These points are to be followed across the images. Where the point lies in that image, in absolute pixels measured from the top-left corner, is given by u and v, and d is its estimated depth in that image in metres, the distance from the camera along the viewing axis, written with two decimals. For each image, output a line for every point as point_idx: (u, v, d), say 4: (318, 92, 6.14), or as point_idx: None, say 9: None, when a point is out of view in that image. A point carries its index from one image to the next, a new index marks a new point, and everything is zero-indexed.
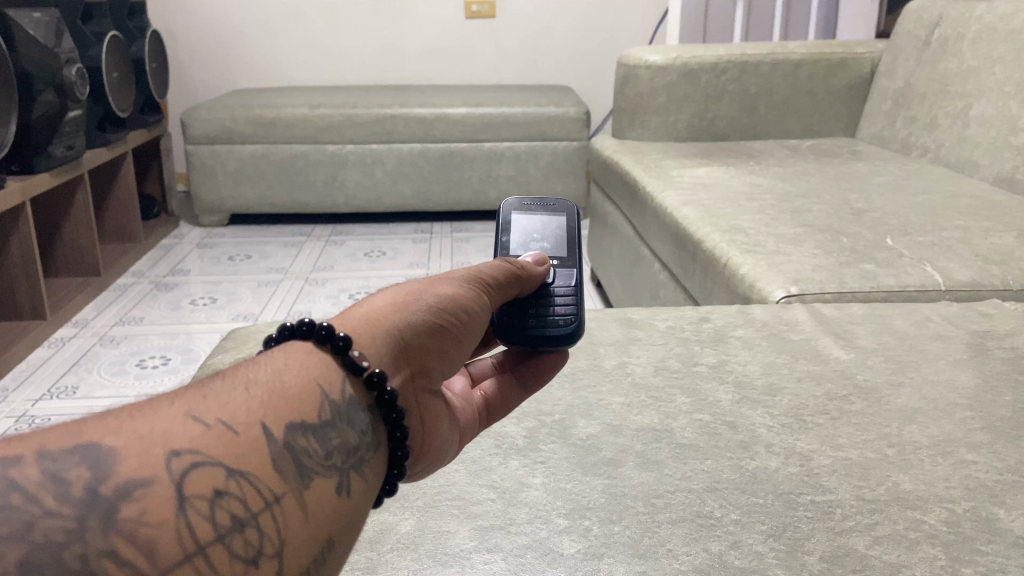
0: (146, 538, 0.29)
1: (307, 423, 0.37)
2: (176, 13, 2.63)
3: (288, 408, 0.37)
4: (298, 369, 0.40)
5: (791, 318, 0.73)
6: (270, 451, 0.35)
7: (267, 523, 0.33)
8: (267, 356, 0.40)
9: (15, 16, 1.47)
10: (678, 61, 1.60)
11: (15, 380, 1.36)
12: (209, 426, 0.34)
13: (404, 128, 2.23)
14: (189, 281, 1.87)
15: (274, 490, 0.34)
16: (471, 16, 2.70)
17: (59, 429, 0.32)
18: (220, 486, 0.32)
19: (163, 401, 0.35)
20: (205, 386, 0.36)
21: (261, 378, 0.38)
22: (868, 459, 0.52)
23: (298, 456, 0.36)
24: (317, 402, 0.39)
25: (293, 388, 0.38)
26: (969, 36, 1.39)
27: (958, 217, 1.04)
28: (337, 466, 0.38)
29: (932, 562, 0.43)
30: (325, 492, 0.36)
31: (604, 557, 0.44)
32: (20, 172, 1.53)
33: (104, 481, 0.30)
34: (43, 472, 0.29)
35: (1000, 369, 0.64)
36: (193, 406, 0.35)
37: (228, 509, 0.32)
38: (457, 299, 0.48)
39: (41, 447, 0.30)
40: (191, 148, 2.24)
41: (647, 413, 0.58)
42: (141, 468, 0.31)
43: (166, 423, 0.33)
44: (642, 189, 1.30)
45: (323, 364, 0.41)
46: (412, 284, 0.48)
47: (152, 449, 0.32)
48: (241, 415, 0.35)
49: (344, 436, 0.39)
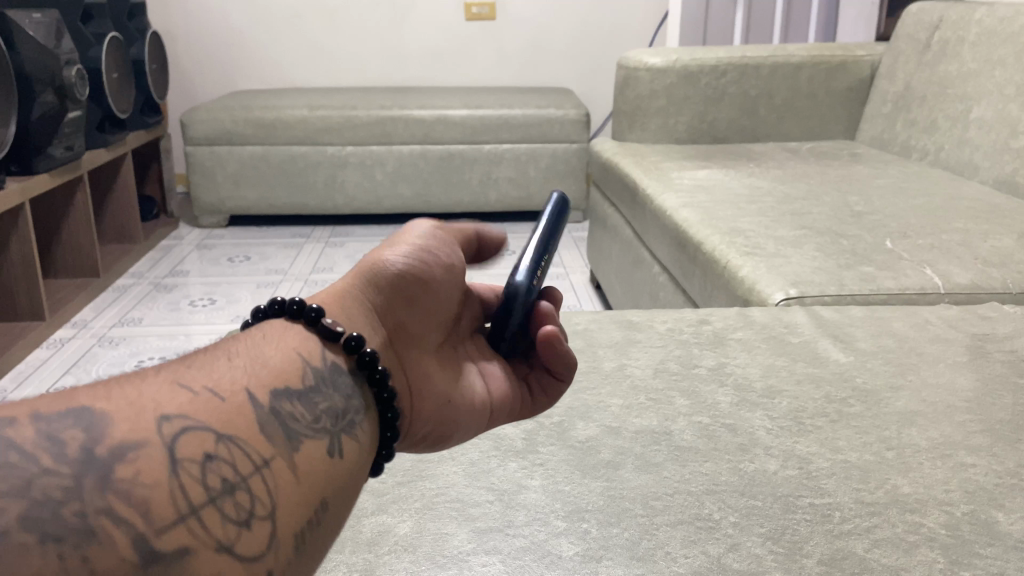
0: (139, 497, 0.30)
1: (291, 389, 0.39)
2: (176, 14, 2.63)
3: (271, 375, 0.39)
4: (278, 342, 0.42)
5: (790, 320, 0.73)
6: (258, 416, 0.36)
7: (258, 486, 0.34)
8: (246, 334, 0.42)
9: (15, 16, 1.47)
10: (678, 63, 1.60)
11: (14, 381, 1.36)
12: (196, 393, 0.35)
13: (404, 130, 2.23)
14: (188, 282, 1.87)
15: (264, 454, 0.35)
16: (472, 18, 2.70)
17: (47, 397, 0.32)
18: (209, 450, 0.33)
19: (150, 371, 0.36)
20: (188, 359, 0.38)
21: (242, 351, 0.40)
22: (868, 461, 0.52)
23: (285, 421, 0.37)
24: (300, 369, 0.40)
25: (275, 358, 0.40)
26: (969, 39, 1.39)
27: (958, 220, 1.04)
28: (326, 430, 0.39)
29: (931, 565, 0.43)
30: (315, 456, 0.37)
31: (603, 559, 0.44)
32: (19, 173, 1.53)
33: (97, 443, 0.30)
34: (36, 432, 0.30)
35: (999, 371, 0.64)
36: (179, 375, 0.36)
37: (218, 472, 0.33)
38: (419, 257, 0.50)
39: (33, 410, 0.31)
40: (191, 150, 2.24)
41: (646, 415, 0.58)
42: (132, 432, 0.32)
43: (154, 390, 0.34)
44: (641, 191, 1.30)
45: (300, 336, 0.43)
46: (372, 252, 0.51)
47: (142, 414, 0.32)
48: (226, 383, 0.37)
49: (330, 402, 0.41)
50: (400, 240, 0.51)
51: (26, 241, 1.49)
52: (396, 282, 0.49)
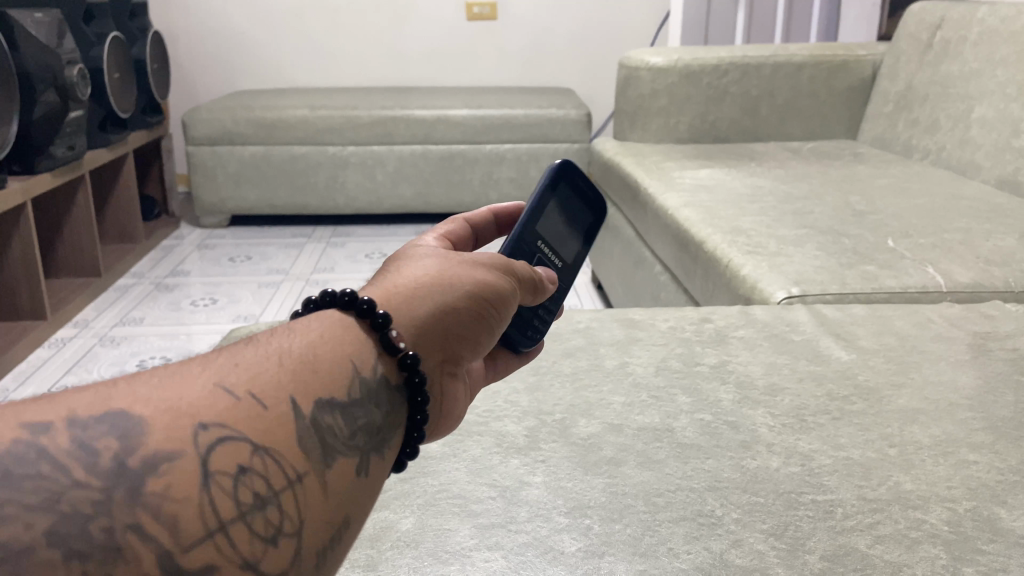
0: (170, 513, 0.29)
1: (336, 400, 0.37)
2: (178, 14, 2.64)
3: (318, 383, 0.36)
4: (332, 343, 0.39)
5: (792, 319, 0.73)
6: (296, 426, 0.34)
7: (288, 503, 0.33)
8: (303, 325, 0.39)
9: (16, 16, 1.47)
10: (680, 63, 1.60)
11: (15, 380, 1.36)
12: (238, 399, 0.33)
13: (406, 129, 2.23)
14: (189, 283, 1.87)
15: (298, 468, 0.34)
16: (473, 18, 2.70)
17: (91, 392, 0.31)
18: (244, 463, 0.32)
19: (196, 366, 0.34)
20: (237, 353, 0.36)
21: (293, 350, 0.37)
22: (869, 459, 0.52)
23: (323, 433, 0.35)
24: (348, 378, 0.38)
25: (325, 364, 0.37)
26: (971, 39, 1.39)
27: (960, 219, 1.03)
28: (360, 446, 0.37)
29: (933, 562, 0.43)
30: (346, 474, 0.36)
31: (605, 555, 0.44)
32: (20, 172, 1.53)
33: (132, 454, 0.30)
34: (71, 438, 0.29)
35: (1002, 370, 0.64)
36: (225, 374, 0.34)
37: (250, 487, 0.32)
38: (494, 289, 0.46)
39: (71, 414, 0.30)
40: (192, 150, 2.24)
41: (648, 412, 0.58)
42: (169, 441, 0.30)
43: (196, 393, 0.33)
44: (642, 191, 1.30)
45: (356, 341, 0.40)
46: (448, 262, 0.46)
47: (179, 422, 0.31)
48: (271, 388, 0.35)
49: (368, 416, 0.39)
50: (471, 267, 0.46)
51: (27, 241, 1.49)
52: (465, 317, 0.44)
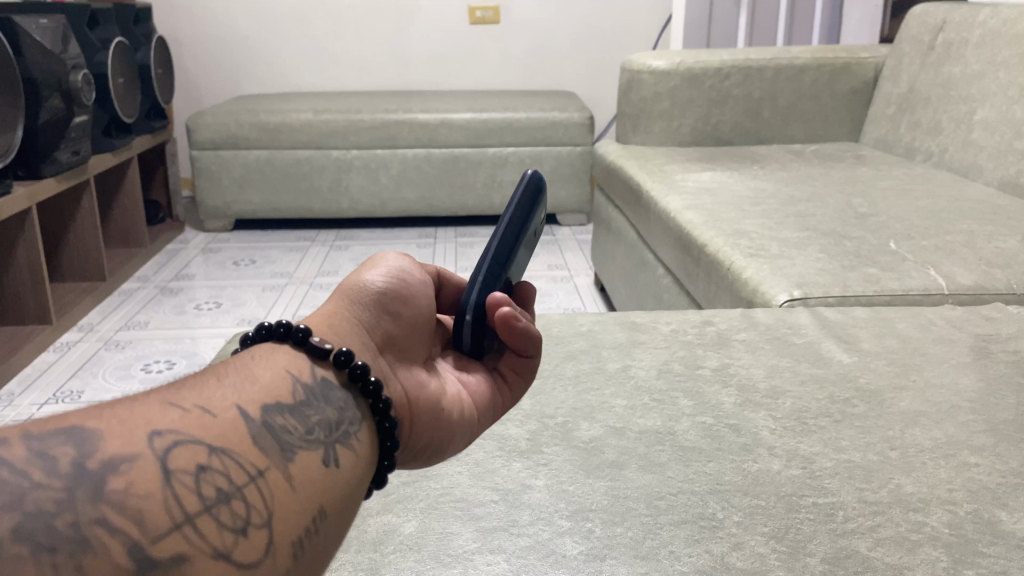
0: (135, 507, 0.30)
1: (283, 404, 0.39)
2: (182, 20, 2.65)
3: (260, 392, 0.39)
4: (266, 361, 0.41)
5: (794, 322, 0.74)
6: (249, 430, 0.36)
7: (252, 494, 0.34)
8: (237, 356, 0.42)
9: (22, 21, 1.48)
10: (682, 66, 1.60)
11: (21, 385, 1.37)
12: (187, 410, 0.35)
13: (409, 133, 2.24)
14: (193, 286, 1.88)
15: (257, 465, 0.35)
16: (476, 22, 2.71)
17: (39, 419, 0.32)
18: (204, 462, 0.33)
19: (140, 394, 0.36)
20: (179, 380, 0.38)
21: (232, 371, 0.39)
22: (871, 461, 0.52)
23: (277, 433, 0.37)
24: (291, 385, 0.40)
25: (265, 375, 0.40)
26: (973, 41, 1.39)
27: (962, 221, 1.03)
28: (319, 441, 0.39)
29: (935, 565, 0.43)
30: (310, 466, 0.37)
31: (606, 558, 0.45)
32: (25, 177, 1.52)
33: (90, 457, 0.30)
34: (28, 449, 0.30)
35: (1004, 372, 0.64)
36: (171, 394, 0.36)
37: (213, 482, 0.33)
38: (398, 277, 0.50)
39: (25, 431, 0.30)
40: (197, 154, 2.25)
41: (649, 415, 0.58)
42: (125, 446, 0.31)
43: (147, 408, 0.34)
44: (645, 194, 1.31)
45: (290, 357, 0.42)
46: (349, 273, 0.50)
47: (133, 430, 0.32)
48: (216, 400, 0.37)
49: (323, 413, 0.40)
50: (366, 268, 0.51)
51: (31, 245, 1.50)
52: (375, 304, 0.48)
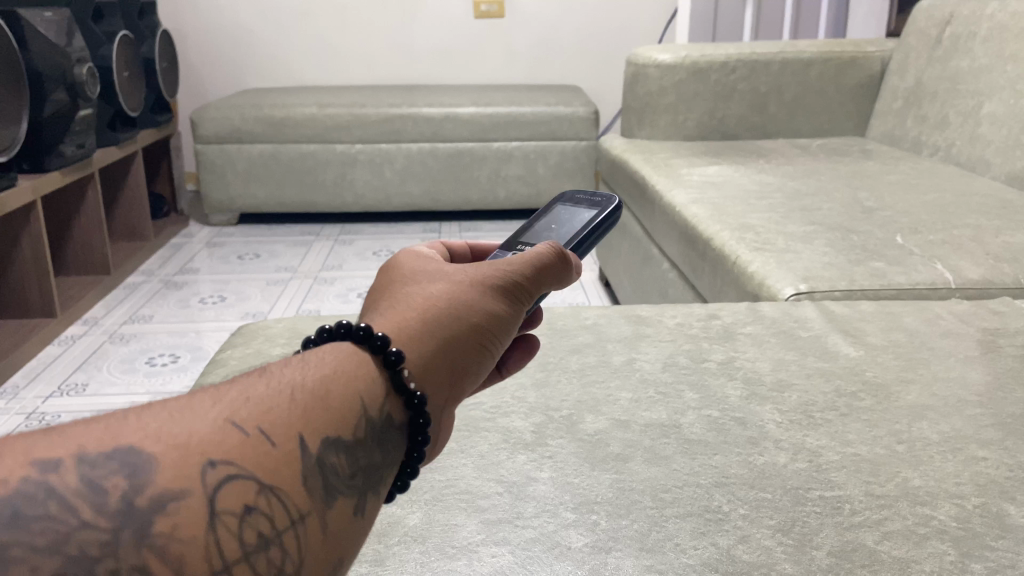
0: (176, 554, 0.30)
1: (342, 439, 0.37)
2: (187, 14, 2.65)
3: (327, 418, 0.37)
4: (344, 380, 0.39)
5: (801, 315, 0.73)
6: (302, 467, 0.35)
7: (291, 543, 0.33)
8: (317, 360, 0.39)
9: (26, 15, 1.47)
10: (687, 60, 1.59)
11: (27, 376, 1.38)
12: (248, 435, 0.34)
13: (414, 127, 2.24)
14: (198, 280, 1.88)
15: (301, 508, 0.34)
16: (481, 15, 2.70)
17: (98, 428, 0.32)
18: (250, 502, 0.32)
19: (206, 399, 0.35)
20: (249, 389, 0.36)
21: (305, 386, 0.37)
22: (878, 454, 0.52)
23: (327, 473, 0.36)
24: (355, 417, 0.38)
25: (336, 400, 0.38)
26: (981, 35, 1.38)
27: (970, 216, 1.03)
28: (360, 487, 0.38)
29: (942, 558, 0.43)
30: (347, 514, 0.36)
31: (611, 551, 0.44)
32: (30, 171, 1.53)
33: (140, 493, 0.30)
34: (80, 477, 0.30)
35: (1012, 366, 0.64)
36: (235, 409, 0.35)
37: (255, 527, 0.32)
38: (504, 324, 0.46)
39: (80, 450, 0.31)
40: (201, 148, 2.25)
41: (655, 408, 0.58)
42: (177, 479, 0.31)
43: (208, 429, 0.33)
44: (651, 188, 1.30)
45: (368, 377, 0.40)
46: (460, 289, 0.45)
47: (189, 458, 0.32)
48: (280, 425, 0.35)
49: (371, 456, 0.39)
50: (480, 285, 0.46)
51: (37, 239, 1.50)
52: (474, 350, 0.44)
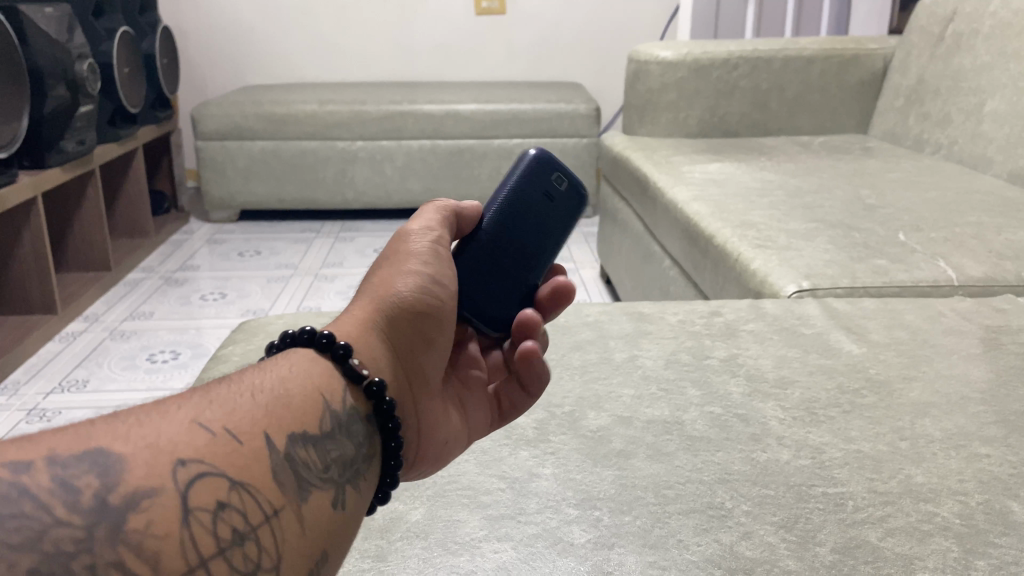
0: (151, 549, 0.30)
1: (308, 433, 0.38)
2: (188, 12, 2.65)
3: (290, 415, 0.38)
4: (302, 378, 0.41)
5: (803, 312, 0.73)
6: (271, 462, 0.36)
7: (266, 537, 0.34)
8: (275, 363, 0.41)
9: (27, 11, 1.47)
10: (689, 56, 1.59)
11: (26, 373, 1.37)
12: (215, 434, 0.34)
13: (415, 124, 2.23)
14: (198, 277, 1.88)
15: (273, 503, 0.35)
16: (481, 12, 2.70)
17: (67, 432, 0.32)
18: (222, 498, 0.33)
19: (171, 403, 0.35)
20: (213, 392, 0.37)
21: (268, 387, 0.39)
22: (881, 451, 0.52)
23: (298, 467, 0.37)
24: (319, 411, 0.40)
25: (297, 397, 0.39)
26: (983, 33, 1.38)
27: (971, 213, 1.03)
28: (334, 478, 0.39)
29: (945, 554, 0.43)
30: (322, 507, 0.37)
31: (614, 547, 0.44)
32: (31, 167, 1.53)
33: (113, 491, 0.30)
34: (53, 477, 0.29)
35: (1015, 363, 0.64)
36: (201, 411, 0.35)
37: (228, 522, 0.32)
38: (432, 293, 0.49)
39: (51, 452, 0.30)
40: (201, 144, 2.25)
41: (657, 405, 0.58)
42: (149, 477, 0.31)
43: (176, 430, 0.34)
44: (652, 184, 1.29)
45: (325, 372, 0.42)
46: (386, 277, 0.49)
47: (158, 458, 0.32)
48: (245, 424, 0.36)
49: (341, 449, 0.40)
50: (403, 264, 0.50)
51: (38, 235, 1.50)
52: (412, 327, 0.48)
